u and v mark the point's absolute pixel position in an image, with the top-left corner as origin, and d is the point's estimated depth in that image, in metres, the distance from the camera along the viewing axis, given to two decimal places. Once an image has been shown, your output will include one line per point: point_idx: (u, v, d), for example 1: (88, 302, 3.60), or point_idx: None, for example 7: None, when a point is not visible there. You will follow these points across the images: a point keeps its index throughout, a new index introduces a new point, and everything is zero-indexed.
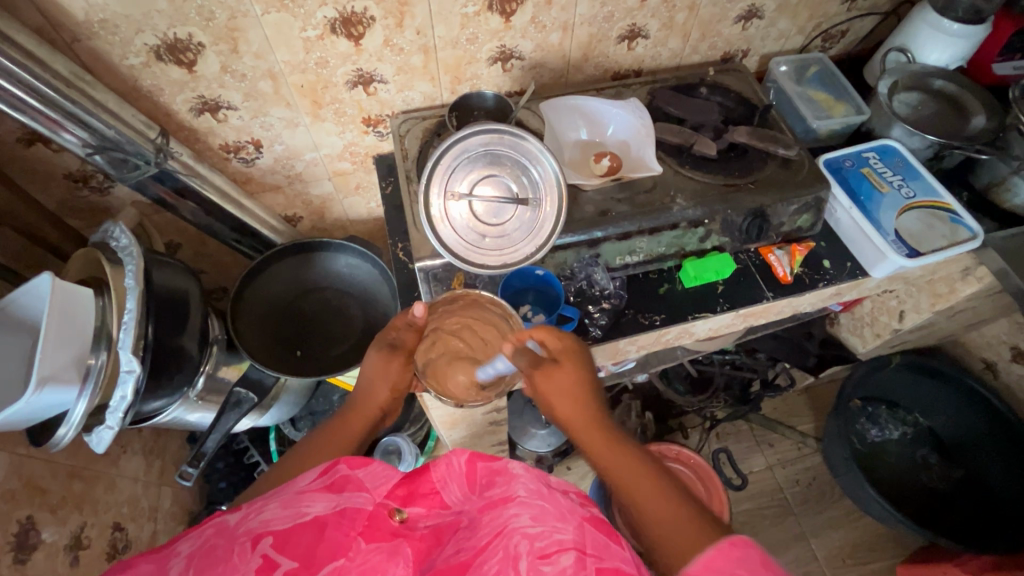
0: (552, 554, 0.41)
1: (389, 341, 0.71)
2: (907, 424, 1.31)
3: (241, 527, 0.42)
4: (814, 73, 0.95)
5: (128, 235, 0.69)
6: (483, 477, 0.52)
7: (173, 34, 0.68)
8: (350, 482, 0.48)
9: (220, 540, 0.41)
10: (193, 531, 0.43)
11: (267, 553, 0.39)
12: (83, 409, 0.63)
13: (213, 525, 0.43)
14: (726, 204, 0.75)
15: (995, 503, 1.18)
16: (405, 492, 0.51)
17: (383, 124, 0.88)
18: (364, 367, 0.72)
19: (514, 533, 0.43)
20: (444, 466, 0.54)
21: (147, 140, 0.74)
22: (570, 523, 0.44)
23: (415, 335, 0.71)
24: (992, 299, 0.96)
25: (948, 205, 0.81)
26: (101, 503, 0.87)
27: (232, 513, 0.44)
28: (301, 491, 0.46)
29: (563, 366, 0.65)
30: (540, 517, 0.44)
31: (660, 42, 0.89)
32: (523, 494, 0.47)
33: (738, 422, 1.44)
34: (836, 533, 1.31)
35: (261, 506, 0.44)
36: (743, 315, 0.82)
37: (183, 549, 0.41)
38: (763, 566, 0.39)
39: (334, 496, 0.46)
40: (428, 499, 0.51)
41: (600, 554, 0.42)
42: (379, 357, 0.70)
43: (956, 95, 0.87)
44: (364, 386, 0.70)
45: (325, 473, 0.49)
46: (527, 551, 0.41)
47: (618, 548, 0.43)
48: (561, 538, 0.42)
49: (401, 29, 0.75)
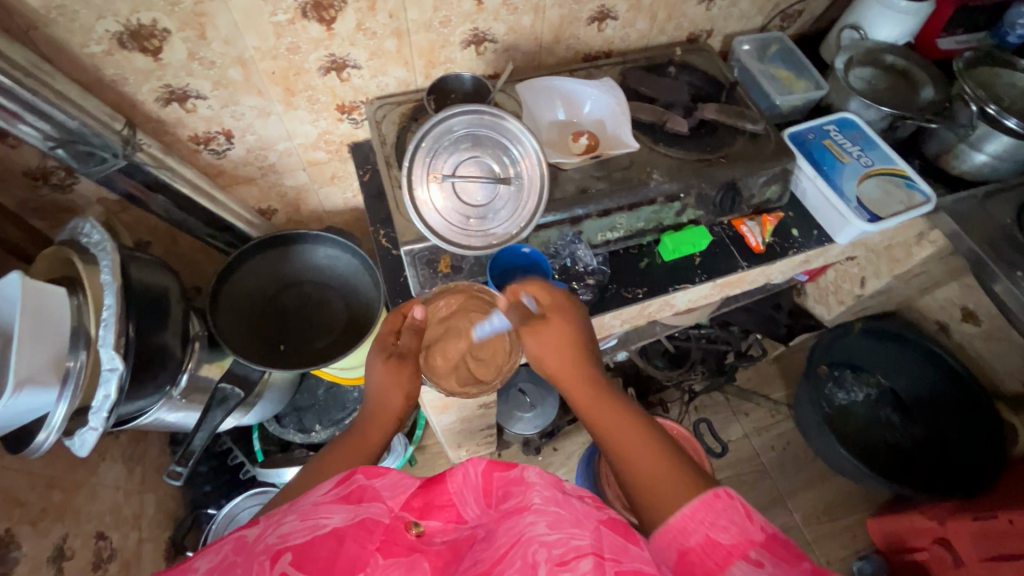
0: (570, 560, 0.41)
1: (397, 351, 0.69)
2: (871, 385, 1.40)
3: (260, 543, 0.43)
4: (775, 52, 0.99)
5: (100, 230, 0.67)
6: (499, 488, 0.51)
7: (136, 20, 0.66)
8: (366, 492, 0.48)
9: (240, 557, 0.42)
10: (212, 546, 0.44)
11: (288, 569, 0.40)
12: (63, 413, 0.60)
13: (231, 540, 0.44)
14: (700, 177, 0.78)
15: (952, 455, 1.26)
16: (422, 504, 0.51)
17: (357, 111, 0.87)
18: (370, 377, 0.68)
19: (531, 542, 0.43)
20: (460, 476, 0.53)
21: (113, 132, 0.72)
22: (586, 527, 0.44)
23: (417, 336, 0.69)
24: (944, 263, 1.02)
25: (903, 172, 0.86)
26: (82, 513, 0.84)
27: (250, 526, 0.46)
28: (317, 504, 0.46)
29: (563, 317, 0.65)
30: (556, 524, 0.44)
31: (629, 24, 0.91)
32: (538, 502, 0.47)
33: (714, 394, 1.49)
34: (810, 494, 1.37)
35: (279, 520, 0.45)
36: (720, 285, 0.85)
37: (202, 565, 0.42)
38: (744, 517, 0.43)
39: (352, 507, 0.46)
40: (445, 512, 0.51)
41: (619, 558, 0.42)
42: (387, 368, 0.67)
43: (907, 70, 0.93)
44: (374, 394, 0.66)
45: (342, 483, 0.49)
46: (545, 558, 0.42)
47: (637, 549, 0.43)
48: (579, 544, 0.42)
49: (373, 12, 0.74)
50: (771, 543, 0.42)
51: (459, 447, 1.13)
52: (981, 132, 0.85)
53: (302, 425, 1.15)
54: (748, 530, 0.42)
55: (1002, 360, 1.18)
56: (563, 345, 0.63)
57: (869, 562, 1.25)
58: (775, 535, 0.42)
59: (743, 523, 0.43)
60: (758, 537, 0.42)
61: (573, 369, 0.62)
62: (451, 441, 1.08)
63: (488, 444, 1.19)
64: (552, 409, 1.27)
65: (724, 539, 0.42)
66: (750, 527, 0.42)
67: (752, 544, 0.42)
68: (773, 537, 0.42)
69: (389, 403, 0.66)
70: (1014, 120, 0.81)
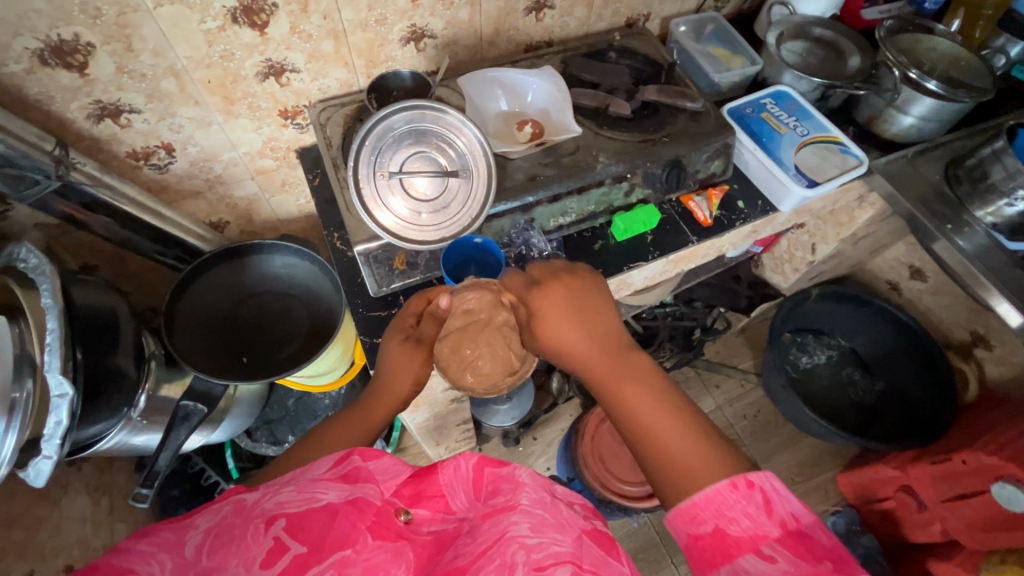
0: (548, 565, 0.41)
1: (415, 334, 0.69)
2: (832, 348, 1.46)
3: (257, 507, 0.43)
4: (711, 31, 1.02)
5: (37, 254, 0.65)
6: (489, 484, 0.51)
7: (56, 35, 0.64)
8: (362, 473, 0.49)
9: (237, 518, 0.42)
10: (211, 507, 0.44)
11: (280, 535, 0.41)
12: (13, 444, 0.57)
13: (231, 502, 0.45)
14: (645, 157, 0.80)
15: (911, 403, 1.31)
16: (412, 492, 0.51)
17: (301, 115, 0.87)
18: (383, 353, 0.69)
19: (511, 541, 0.43)
20: (452, 469, 0.52)
21: (44, 153, 0.70)
22: (569, 535, 0.45)
23: (436, 325, 0.69)
24: (887, 224, 1.07)
25: (837, 138, 0.90)
26: (49, 547, 0.81)
27: (249, 492, 0.46)
28: (316, 479, 0.47)
29: (560, 305, 0.63)
30: (538, 528, 0.44)
31: (566, 12, 0.92)
32: (525, 503, 0.47)
33: (685, 370, 1.53)
34: (783, 457, 1.42)
35: (277, 489, 0.46)
36: (673, 260, 0.88)
37: (201, 523, 0.42)
38: (762, 510, 0.45)
39: (347, 486, 0.47)
40: (434, 502, 0.50)
41: (597, 570, 0.43)
42: (401, 350, 0.68)
43: (834, 40, 0.97)
44: (385, 376, 0.68)
45: (340, 463, 0.50)
46: (524, 561, 0.41)
47: (616, 565, 0.45)
48: (559, 551, 0.43)
49: (306, 15, 0.73)
50: (788, 539, 0.43)
51: (438, 444, 1.13)
52: (906, 95, 0.88)
53: (274, 437, 1.14)
54: (764, 525, 0.44)
55: (949, 312, 1.24)
56: (567, 336, 0.62)
57: (842, 516, 1.31)
58: (794, 530, 0.44)
59: (759, 516, 0.45)
60: (773, 532, 0.44)
61: (583, 355, 0.62)
62: (430, 439, 1.08)
63: (467, 439, 1.19)
64: (529, 400, 1.28)
65: (737, 531, 0.45)
66: (767, 522, 0.44)
67: (767, 538, 0.44)
68: (790, 533, 0.44)
69: (385, 389, 0.68)
70: (936, 82, 0.85)
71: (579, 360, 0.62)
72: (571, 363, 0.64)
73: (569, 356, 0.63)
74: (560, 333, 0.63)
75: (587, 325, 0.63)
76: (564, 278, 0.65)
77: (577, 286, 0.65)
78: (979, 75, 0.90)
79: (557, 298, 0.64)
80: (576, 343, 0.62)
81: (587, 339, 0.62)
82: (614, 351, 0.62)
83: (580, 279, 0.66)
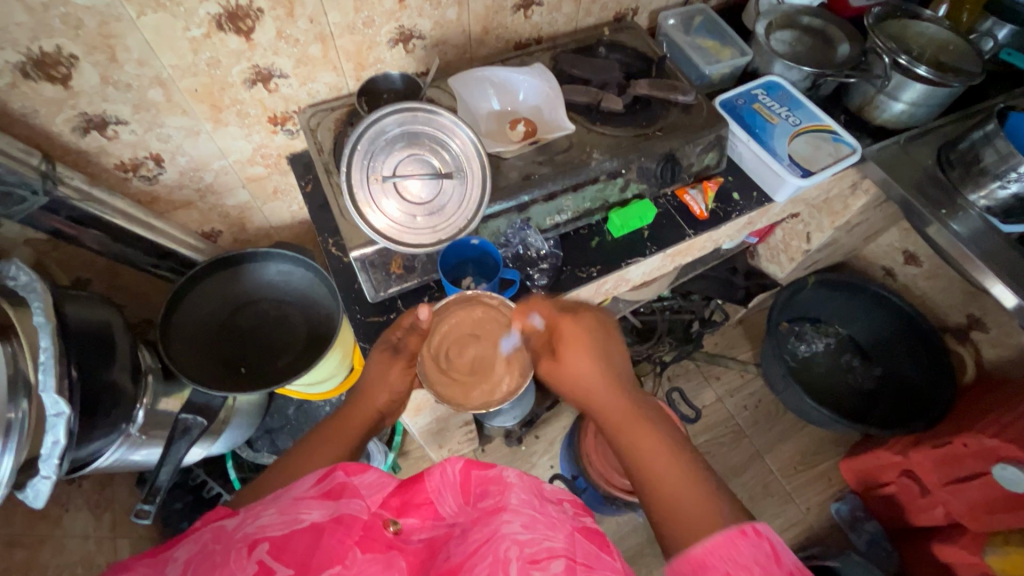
0: (542, 560, 0.40)
1: (389, 343, 0.70)
2: (829, 335, 1.46)
3: (238, 531, 0.42)
4: (699, 23, 1.01)
5: (27, 271, 0.64)
6: (477, 487, 0.51)
7: (38, 48, 0.63)
8: (347, 488, 0.48)
9: (218, 545, 0.41)
10: (190, 536, 0.43)
11: (264, 558, 0.40)
12: (10, 466, 0.55)
13: (211, 529, 0.44)
14: (639, 152, 0.79)
15: (909, 386, 1.31)
16: (399, 503, 0.50)
17: (291, 121, 0.86)
18: (367, 371, 0.69)
19: (503, 539, 0.42)
20: (438, 475, 0.51)
21: (30, 168, 0.69)
22: (560, 531, 0.44)
23: (418, 337, 0.69)
24: (880, 210, 1.07)
25: (829, 127, 0.90)
26: (51, 567, 0.80)
27: (228, 518, 0.45)
28: (299, 498, 0.46)
29: (582, 338, 0.62)
30: (530, 525, 0.43)
31: (554, 9, 0.92)
32: (514, 503, 0.46)
33: (684, 362, 1.53)
34: (785, 446, 1.42)
35: (259, 511, 0.45)
36: (670, 255, 0.88)
37: (181, 554, 0.42)
38: (770, 559, 0.42)
39: (331, 503, 0.46)
40: (422, 509, 0.49)
41: (591, 563, 0.42)
42: (379, 361, 0.68)
43: (823, 29, 0.97)
44: (379, 384, 0.68)
45: (323, 480, 0.49)
46: (517, 556, 0.40)
47: (608, 558, 0.44)
48: (551, 546, 0.42)
49: (293, 19, 0.72)
50: None
51: (441, 447, 1.13)
52: (897, 82, 0.89)
53: (275, 447, 1.14)
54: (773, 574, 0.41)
55: (945, 295, 1.24)
56: (583, 371, 0.61)
57: (847, 503, 1.32)
58: None
59: (768, 565, 0.42)
60: None
61: (597, 393, 0.60)
62: (431, 442, 1.07)
63: (468, 441, 1.19)
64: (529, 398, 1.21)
65: None
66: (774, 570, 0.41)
67: None
68: None
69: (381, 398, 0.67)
70: (925, 67, 0.85)
71: (589, 399, 0.61)
72: (586, 402, 0.61)
73: (586, 396, 0.61)
74: (579, 367, 0.61)
75: (604, 363, 0.61)
76: (585, 316, 0.64)
77: (598, 324, 0.64)
78: (968, 59, 0.90)
79: (576, 338, 0.62)
80: (589, 380, 0.61)
81: (600, 375, 0.60)
82: (632, 396, 0.60)
83: (598, 317, 0.65)
